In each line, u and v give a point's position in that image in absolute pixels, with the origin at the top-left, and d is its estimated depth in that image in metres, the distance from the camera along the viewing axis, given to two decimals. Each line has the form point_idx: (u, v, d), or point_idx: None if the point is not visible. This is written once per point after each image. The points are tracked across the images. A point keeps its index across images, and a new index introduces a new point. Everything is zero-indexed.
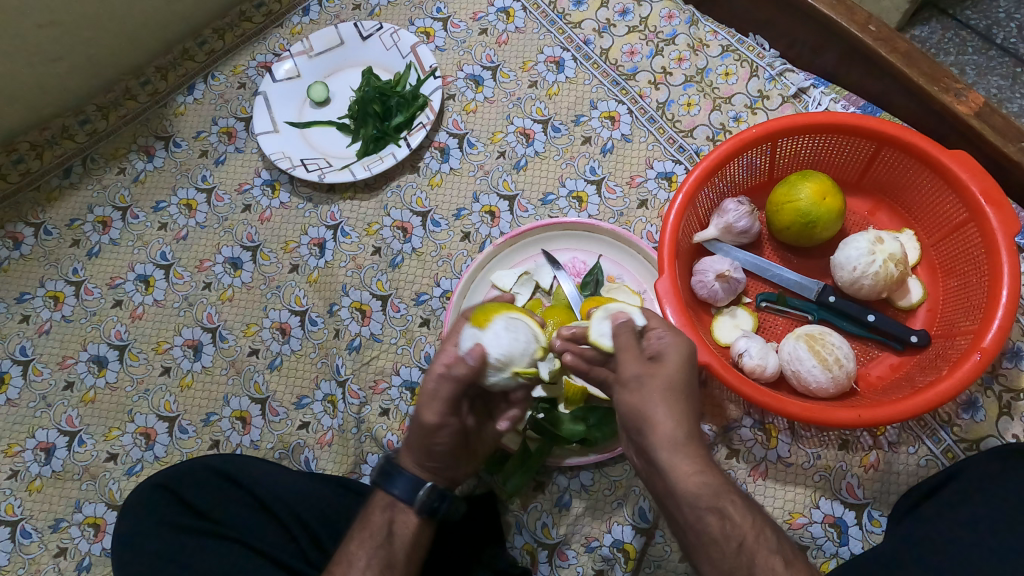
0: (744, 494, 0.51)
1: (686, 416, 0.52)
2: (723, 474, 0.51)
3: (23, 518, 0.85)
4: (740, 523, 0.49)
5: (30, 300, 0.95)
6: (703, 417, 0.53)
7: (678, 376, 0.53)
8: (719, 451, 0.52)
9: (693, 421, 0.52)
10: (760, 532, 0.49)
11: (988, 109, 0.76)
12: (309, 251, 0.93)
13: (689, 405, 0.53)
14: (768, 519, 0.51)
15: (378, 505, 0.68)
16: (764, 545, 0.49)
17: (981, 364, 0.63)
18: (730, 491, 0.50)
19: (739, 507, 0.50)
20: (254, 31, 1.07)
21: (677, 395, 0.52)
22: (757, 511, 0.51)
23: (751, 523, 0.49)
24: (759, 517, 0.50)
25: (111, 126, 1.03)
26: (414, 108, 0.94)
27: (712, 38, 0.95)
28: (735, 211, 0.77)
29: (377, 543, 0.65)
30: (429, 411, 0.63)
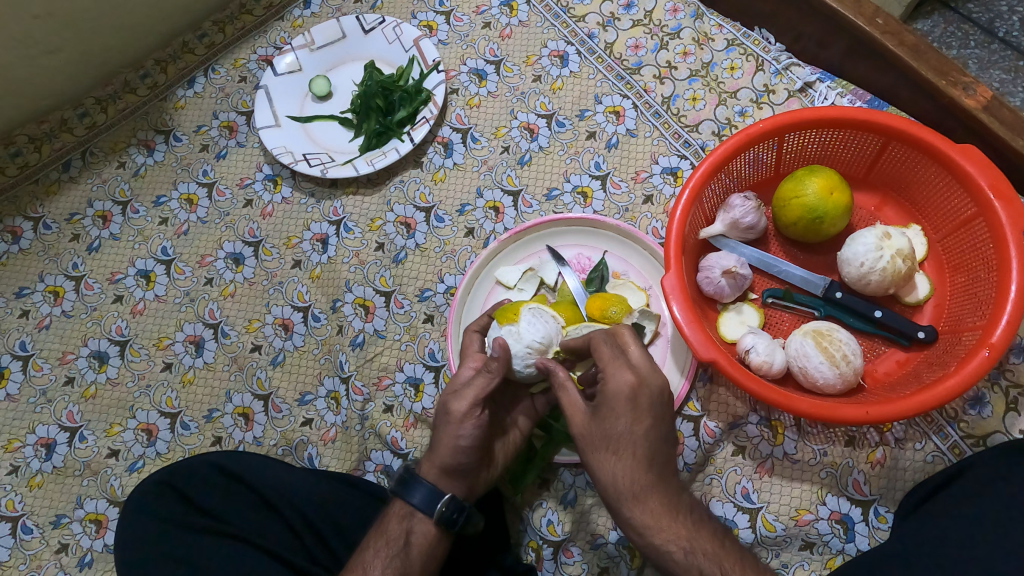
0: (688, 543, 0.57)
1: (620, 479, 0.58)
2: (664, 532, 0.57)
3: (24, 513, 0.85)
4: (687, 567, 0.56)
5: (29, 295, 0.94)
6: (647, 474, 0.58)
7: (613, 440, 0.58)
8: (662, 507, 0.57)
9: (630, 484, 0.57)
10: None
11: (997, 103, 0.76)
12: (312, 247, 0.93)
13: (630, 464, 0.58)
14: (720, 559, 0.57)
15: (395, 514, 0.68)
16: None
17: (989, 360, 0.63)
18: (669, 547, 0.57)
19: (684, 556, 0.56)
20: (254, 24, 1.06)
21: (613, 459, 0.58)
22: (712, 549, 0.57)
23: (694, 574, 0.56)
24: (705, 566, 0.56)
25: (110, 120, 1.01)
26: (417, 102, 0.93)
27: (717, 32, 0.94)
28: (741, 206, 0.76)
29: (393, 553, 0.65)
30: (459, 402, 0.66)
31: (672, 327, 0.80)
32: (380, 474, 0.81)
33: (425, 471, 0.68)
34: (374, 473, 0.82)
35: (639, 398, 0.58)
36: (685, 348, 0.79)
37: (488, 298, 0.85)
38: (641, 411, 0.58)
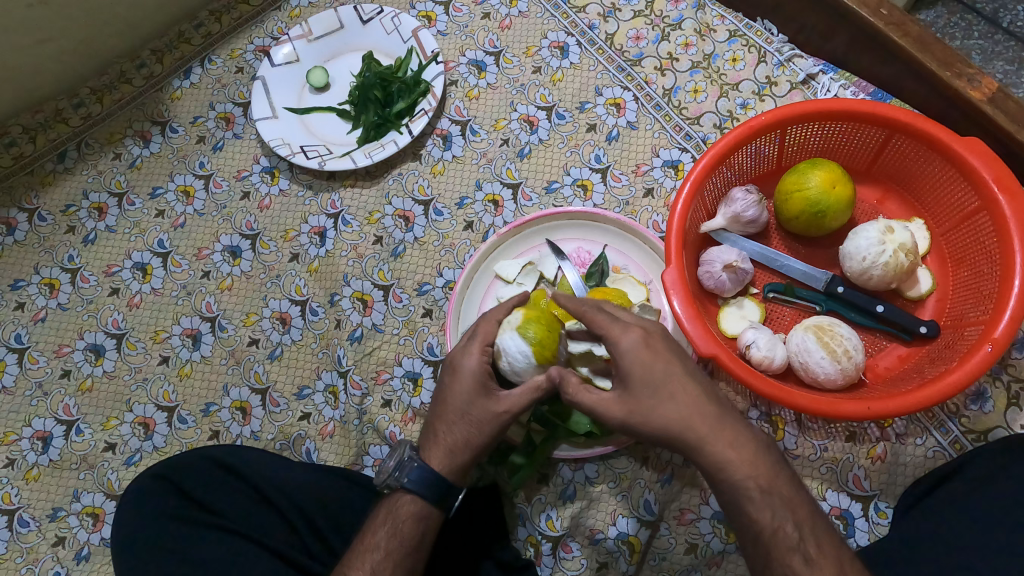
0: (766, 482, 0.54)
1: (689, 422, 0.55)
2: (745, 468, 0.55)
3: (20, 506, 0.84)
4: (764, 509, 0.54)
5: (25, 287, 0.93)
6: (710, 409, 0.56)
7: (660, 391, 0.56)
8: (739, 442, 0.55)
9: (699, 424, 0.55)
10: (777, 526, 0.53)
11: (1002, 94, 0.75)
12: (310, 240, 0.92)
13: (688, 407, 0.56)
14: (793, 505, 0.54)
15: (409, 515, 0.66)
16: (783, 538, 0.53)
17: (992, 355, 0.63)
18: (748, 483, 0.54)
19: (759, 495, 0.54)
20: (251, 14, 1.04)
21: (671, 406, 0.56)
22: (789, 491, 0.55)
23: (771, 515, 0.54)
24: (780, 508, 0.54)
25: (105, 110, 1.00)
26: (416, 94, 0.92)
27: (719, 23, 0.93)
28: (743, 200, 0.75)
29: (406, 553, 0.65)
30: (500, 403, 0.65)
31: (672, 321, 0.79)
32: (378, 469, 0.81)
33: (446, 468, 0.67)
34: (373, 468, 0.82)
35: (658, 348, 0.58)
36: (685, 343, 0.78)
37: (487, 292, 0.84)
38: (671, 356, 0.57)
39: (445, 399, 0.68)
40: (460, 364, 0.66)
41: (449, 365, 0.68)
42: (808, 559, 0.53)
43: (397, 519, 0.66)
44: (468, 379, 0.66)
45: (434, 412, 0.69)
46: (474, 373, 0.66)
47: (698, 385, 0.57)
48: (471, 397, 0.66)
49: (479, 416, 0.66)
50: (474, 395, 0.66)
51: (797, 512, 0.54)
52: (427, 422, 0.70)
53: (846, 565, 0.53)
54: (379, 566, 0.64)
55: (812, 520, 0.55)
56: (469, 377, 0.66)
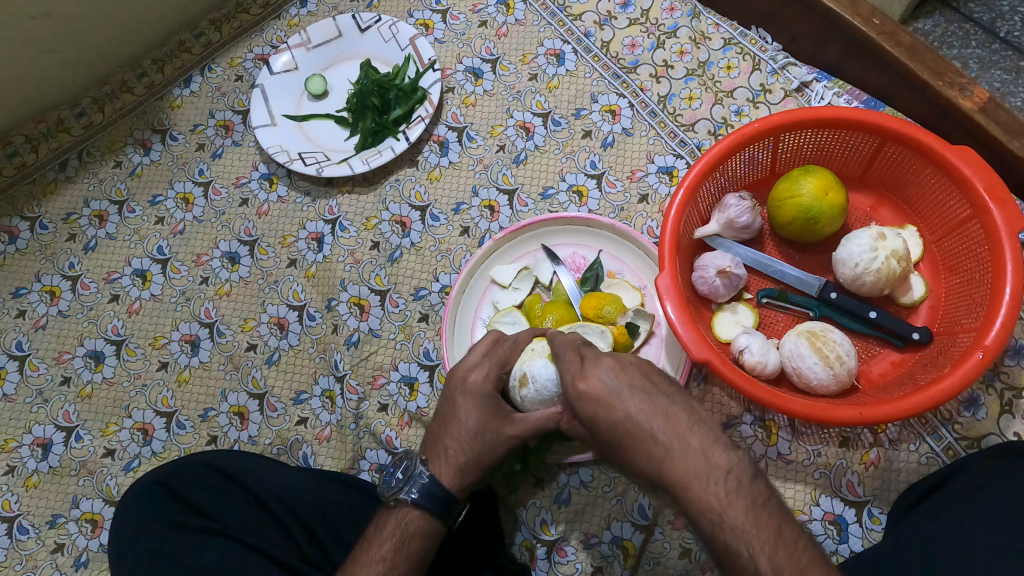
0: (716, 515, 0.47)
1: (637, 465, 0.51)
2: (693, 501, 0.48)
3: (20, 513, 0.85)
4: (718, 539, 0.48)
5: (26, 295, 0.94)
6: (655, 448, 0.50)
7: (611, 436, 0.53)
8: (687, 473, 0.49)
9: (644, 461, 0.51)
10: (733, 556, 0.47)
11: (993, 105, 0.76)
12: (307, 246, 0.93)
13: (636, 448, 0.51)
14: (751, 535, 0.47)
15: (415, 531, 0.66)
16: (740, 569, 0.47)
17: (983, 362, 0.63)
18: (699, 518, 0.48)
19: (711, 528, 0.48)
20: (251, 23, 1.05)
21: (622, 449, 0.52)
22: (744, 523, 0.47)
23: (724, 547, 0.47)
24: (734, 539, 0.47)
25: (107, 119, 1.02)
26: (413, 101, 0.93)
27: (714, 31, 0.94)
28: (736, 206, 0.76)
29: (411, 567, 0.66)
30: (512, 426, 0.64)
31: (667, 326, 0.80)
32: (374, 473, 0.81)
33: (454, 485, 0.67)
34: (369, 472, 0.82)
35: (600, 392, 0.54)
36: (680, 348, 0.79)
37: (483, 297, 0.85)
38: (615, 397, 0.53)
39: (455, 417, 0.67)
40: (471, 383, 0.66)
41: (459, 383, 0.67)
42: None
43: (404, 534, 0.66)
44: (479, 399, 0.65)
45: (442, 427, 0.68)
46: (485, 394, 0.65)
47: (647, 420, 0.51)
48: (483, 417, 0.65)
49: (493, 437, 0.65)
50: (486, 416, 0.65)
51: (757, 540, 0.47)
52: (434, 438, 0.69)
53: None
54: None
55: (783, 545, 0.47)
56: (481, 397, 0.66)
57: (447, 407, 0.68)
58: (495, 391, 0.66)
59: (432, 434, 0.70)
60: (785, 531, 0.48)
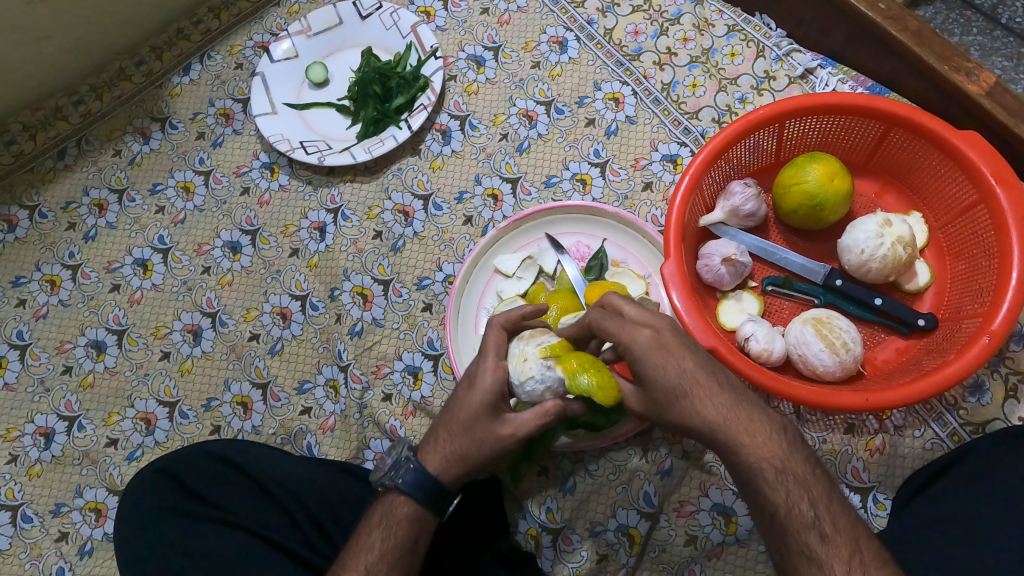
0: (781, 464, 0.52)
1: (702, 415, 0.53)
2: (759, 451, 0.52)
3: (23, 502, 0.85)
4: (779, 489, 0.52)
5: (26, 284, 0.93)
6: (722, 397, 0.53)
7: (673, 387, 0.53)
8: (754, 424, 0.53)
9: (711, 413, 0.53)
10: (792, 504, 0.52)
11: (999, 89, 0.75)
12: (310, 235, 0.92)
13: (703, 399, 0.53)
14: (808, 485, 0.52)
15: (403, 517, 0.65)
16: (798, 516, 0.52)
17: (990, 346, 0.63)
18: (762, 466, 0.52)
19: (774, 480, 0.52)
20: (250, 11, 1.04)
21: (685, 400, 0.53)
22: (803, 473, 0.53)
23: (786, 496, 0.52)
24: (795, 488, 0.52)
25: (105, 108, 1.01)
26: (415, 89, 0.92)
27: (717, 18, 0.93)
28: (741, 193, 0.76)
29: (401, 556, 0.64)
30: (506, 426, 0.61)
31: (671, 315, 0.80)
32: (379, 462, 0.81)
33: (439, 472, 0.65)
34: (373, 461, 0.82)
35: (667, 341, 0.54)
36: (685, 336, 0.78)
37: (487, 286, 0.84)
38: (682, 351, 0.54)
39: (451, 411, 0.65)
40: (474, 378, 0.63)
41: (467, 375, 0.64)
42: (825, 535, 0.51)
43: (393, 522, 0.65)
44: (482, 393, 0.62)
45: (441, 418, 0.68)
46: (484, 390, 0.62)
47: (712, 373, 0.54)
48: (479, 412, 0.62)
49: (482, 436, 0.62)
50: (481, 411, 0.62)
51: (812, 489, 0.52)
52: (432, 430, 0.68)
53: (863, 544, 0.52)
54: (373, 568, 0.64)
55: (831, 493, 0.53)
56: (483, 391, 0.62)
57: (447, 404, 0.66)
58: (498, 386, 0.62)
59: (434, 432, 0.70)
60: (829, 484, 0.54)
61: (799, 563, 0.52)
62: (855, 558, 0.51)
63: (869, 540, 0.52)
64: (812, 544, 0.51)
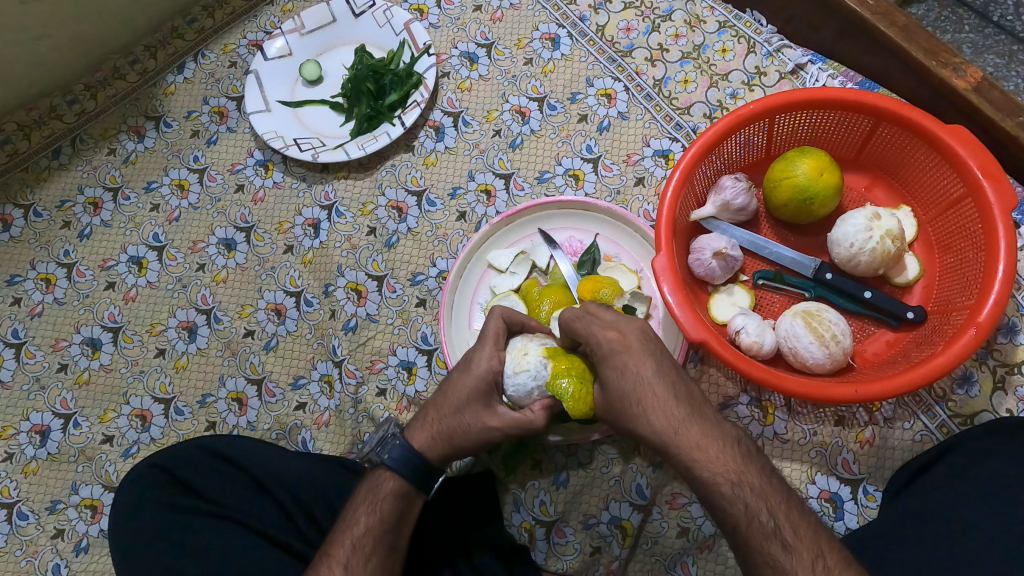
0: (735, 476, 0.51)
1: (654, 426, 0.52)
2: (711, 464, 0.51)
3: (19, 500, 0.85)
4: (735, 501, 0.51)
5: (21, 283, 0.94)
6: (677, 410, 0.52)
7: (631, 391, 0.54)
8: (706, 436, 0.52)
9: (662, 424, 0.52)
10: (751, 516, 0.51)
11: (987, 83, 0.76)
12: (304, 232, 0.92)
13: (659, 408, 0.52)
14: (766, 495, 0.51)
15: (389, 492, 0.67)
16: (758, 528, 0.51)
17: (976, 338, 0.64)
18: (717, 480, 0.51)
19: (730, 492, 0.51)
20: (244, 9, 1.05)
21: (639, 409, 0.53)
22: (760, 484, 0.51)
23: (743, 508, 0.51)
24: (752, 499, 0.51)
25: (99, 106, 1.01)
26: (408, 86, 0.93)
27: (708, 14, 0.94)
28: (732, 188, 0.76)
29: (386, 529, 0.65)
30: (494, 418, 0.63)
31: (664, 309, 0.80)
32: None
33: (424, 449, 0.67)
34: None
35: (632, 344, 0.55)
36: (677, 329, 0.79)
37: (480, 281, 0.85)
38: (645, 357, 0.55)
39: (444, 395, 0.67)
40: (470, 364, 0.65)
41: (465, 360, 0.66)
42: (787, 544, 0.50)
43: (379, 496, 0.67)
44: (475, 379, 0.64)
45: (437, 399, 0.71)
46: (478, 379, 0.64)
47: (667, 382, 0.53)
48: (468, 397, 0.64)
49: (469, 421, 0.64)
50: (471, 397, 0.64)
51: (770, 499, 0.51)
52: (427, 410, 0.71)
53: (825, 548, 0.51)
54: (359, 541, 0.64)
55: (791, 504, 0.52)
56: (476, 378, 0.64)
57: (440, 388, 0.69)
58: (490, 375, 0.64)
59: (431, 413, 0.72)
60: (790, 496, 0.53)
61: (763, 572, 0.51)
62: (818, 563, 0.50)
63: (833, 546, 0.51)
64: (774, 554, 0.50)
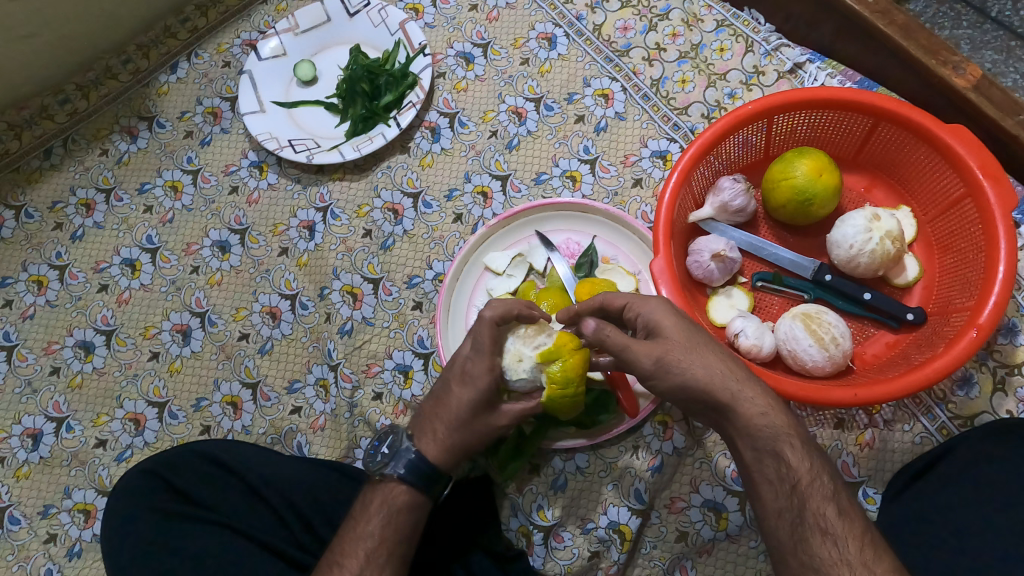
0: (801, 433, 0.53)
1: (719, 372, 0.53)
2: (778, 416, 0.53)
3: (11, 504, 0.84)
4: (801, 457, 0.52)
5: (13, 285, 0.93)
6: (739, 366, 0.55)
7: (694, 343, 0.55)
8: (768, 392, 0.54)
9: (733, 374, 0.54)
10: (814, 474, 0.52)
11: (986, 82, 0.75)
12: (299, 234, 0.92)
13: (721, 360, 0.54)
14: (822, 458, 0.54)
15: (400, 505, 0.66)
16: (818, 487, 0.52)
17: (977, 340, 0.63)
18: (788, 432, 0.52)
19: (793, 448, 0.52)
20: (238, 9, 1.04)
21: (700, 356, 0.54)
22: (812, 445, 0.54)
23: (808, 463, 0.52)
24: (816, 457, 0.53)
25: (91, 106, 1.00)
26: (404, 87, 0.92)
27: (706, 13, 0.93)
28: (730, 189, 0.76)
29: (400, 541, 0.65)
30: (502, 418, 0.66)
31: None
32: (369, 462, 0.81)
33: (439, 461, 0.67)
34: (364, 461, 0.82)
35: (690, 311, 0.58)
36: None
37: (477, 284, 0.84)
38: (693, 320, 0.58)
39: (449, 403, 0.67)
40: (470, 376, 0.64)
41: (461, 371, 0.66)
42: (842, 509, 0.52)
43: (390, 509, 0.66)
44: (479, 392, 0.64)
45: (432, 394, 0.70)
46: (481, 387, 0.64)
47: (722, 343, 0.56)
48: (475, 406, 0.65)
49: (480, 427, 0.66)
50: (476, 405, 0.65)
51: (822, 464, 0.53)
52: (422, 408, 0.71)
53: (868, 525, 0.53)
54: (372, 554, 0.64)
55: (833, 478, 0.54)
56: (478, 388, 0.64)
57: (440, 391, 0.68)
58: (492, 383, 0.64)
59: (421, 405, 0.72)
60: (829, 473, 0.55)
61: (811, 537, 0.51)
62: (866, 532, 0.51)
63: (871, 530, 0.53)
64: (831, 514, 0.51)
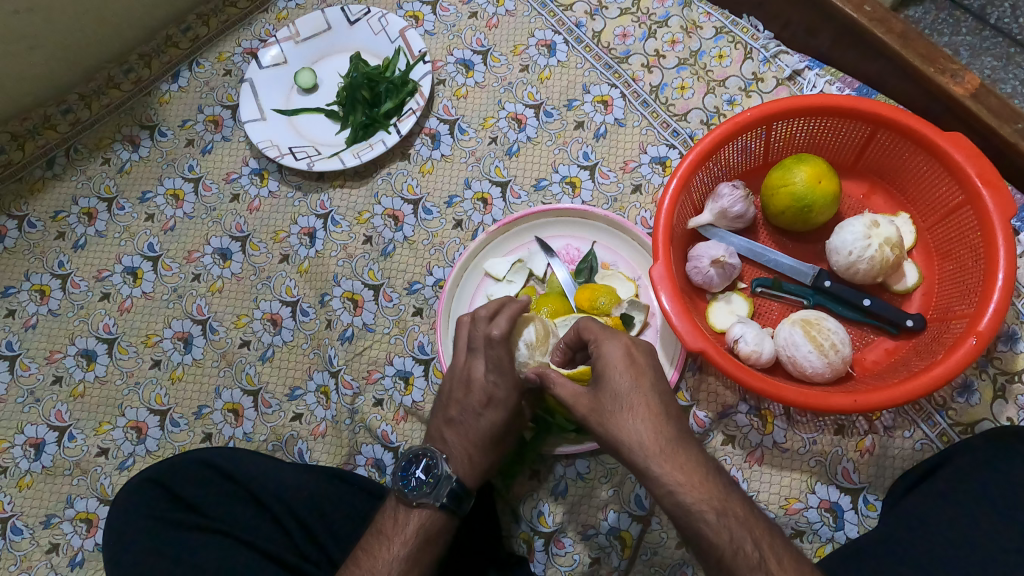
0: (720, 505, 0.50)
1: (640, 436, 0.52)
2: (694, 490, 0.50)
3: (13, 514, 0.84)
4: (720, 533, 0.50)
5: (15, 294, 0.93)
6: (667, 428, 0.52)
7: (621, 400, 0.53)
8: (690, 462, 0.51)
9: (650, 440, 0.52)
10: (735, 547, 0.50)
11: (984, 90, 0.75)
12: (299, 241, 0.92)
13: (645, 421, 0.52)
14: (752, 527, 0.51)
15: (438, 526, 0.68)
16: (743, 560, 0.50)
17: (976, 348, 0.63)
18: (701, 508, 0.50)
19: (712, 524, 0.50)
20: (239, 17, 1.04)
21: (627, 415, 0.53)
22: (744, 516, 0.51)
23: (728, 537, 0.50)
24: (738, 529, 0.50)
25: (94, 116, 1.00)
26: (404, 94, 0.92)
27: (705, 20, 0.93)
28: (729, 196, 0.76)
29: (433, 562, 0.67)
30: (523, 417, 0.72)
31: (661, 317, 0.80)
32: (370, 468, 0.81)
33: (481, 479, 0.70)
34: (365, 467, 0.82)
35: (634, 356, 0.56)
36: (675, 337, 0.78)
37: (477, 289, 0.84)
38: (641, 367, 0.55)
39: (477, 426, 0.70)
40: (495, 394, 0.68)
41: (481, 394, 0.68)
42: None
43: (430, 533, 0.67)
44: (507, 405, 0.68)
45: (452, 417, 0.71)
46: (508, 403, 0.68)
47: (658, 397, 0.54)
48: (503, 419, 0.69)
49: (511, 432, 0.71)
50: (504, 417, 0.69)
51: (756, 535, 0.51)
52: (447, 432, 0.71)
53: None
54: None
55: (777, 546, 0.51)
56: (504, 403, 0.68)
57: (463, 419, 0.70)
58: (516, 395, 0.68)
59: (436, 423, 0.73)
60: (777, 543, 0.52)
61: None
62: None
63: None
64: None
